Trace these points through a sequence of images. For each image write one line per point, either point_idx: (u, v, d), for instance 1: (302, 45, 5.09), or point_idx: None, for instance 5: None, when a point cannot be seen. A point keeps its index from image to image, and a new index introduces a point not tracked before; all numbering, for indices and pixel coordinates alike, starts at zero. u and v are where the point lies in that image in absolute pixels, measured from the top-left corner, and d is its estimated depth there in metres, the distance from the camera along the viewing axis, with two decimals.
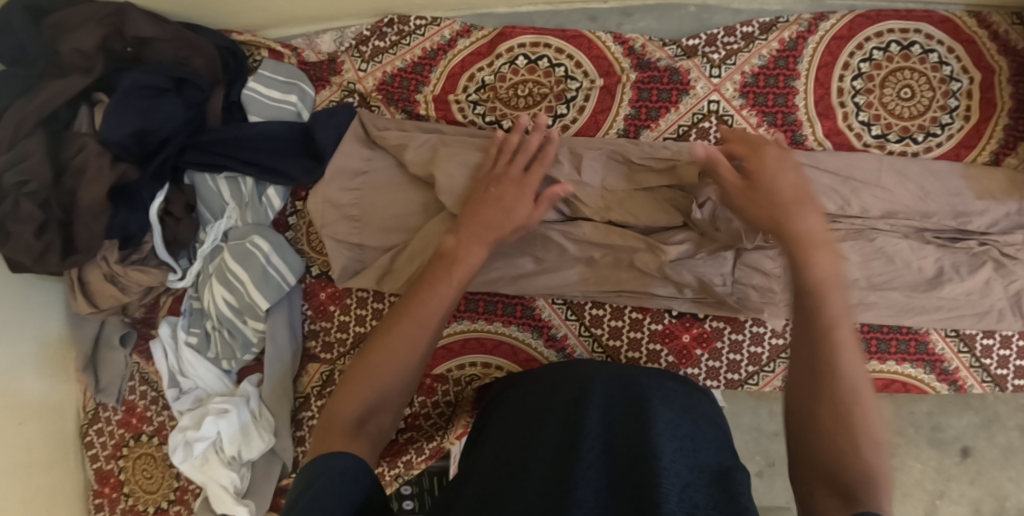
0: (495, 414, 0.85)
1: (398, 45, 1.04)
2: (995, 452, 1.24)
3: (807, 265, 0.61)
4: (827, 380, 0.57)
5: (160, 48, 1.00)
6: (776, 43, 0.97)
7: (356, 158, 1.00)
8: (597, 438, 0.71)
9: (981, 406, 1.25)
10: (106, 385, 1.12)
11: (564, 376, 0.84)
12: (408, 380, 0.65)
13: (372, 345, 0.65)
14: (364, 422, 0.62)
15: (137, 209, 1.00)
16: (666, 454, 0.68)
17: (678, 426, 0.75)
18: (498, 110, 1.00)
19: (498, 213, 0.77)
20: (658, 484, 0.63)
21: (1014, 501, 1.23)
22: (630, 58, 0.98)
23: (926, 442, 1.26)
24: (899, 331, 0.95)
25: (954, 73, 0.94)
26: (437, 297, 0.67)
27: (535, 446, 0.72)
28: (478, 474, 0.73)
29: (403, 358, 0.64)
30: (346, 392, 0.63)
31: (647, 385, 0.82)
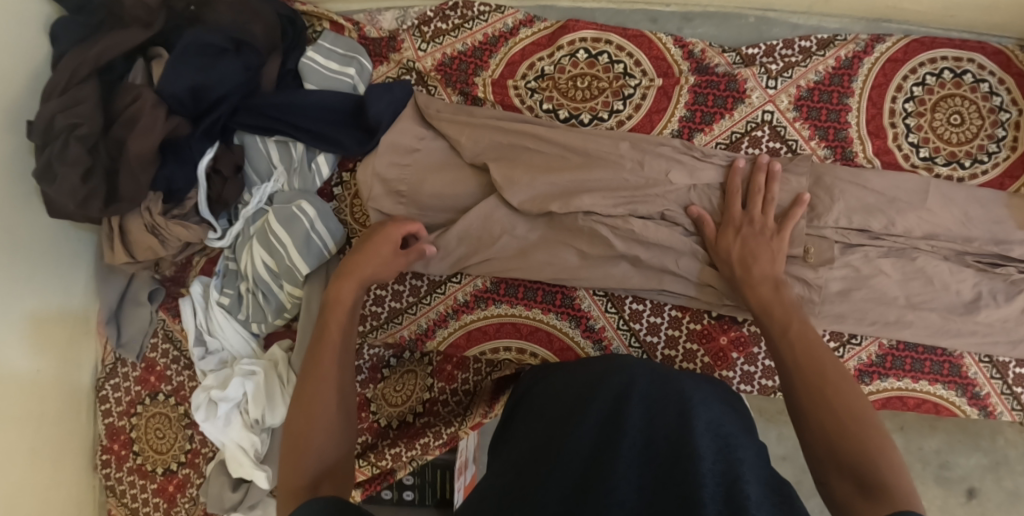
0: (533, 400, 0.84)
1: (460, 28, 1.05)
2: (1001, 496, 1.24)
3: (771, 303, 0.83)
4: (820, 380, 0.72)
5: (220, 10, 1.01)
6: (833, 60, 0.99)
7: (410, 136, 1.00)
8: (638, 436, 0.70)
9: (991, 449, 1.26)
10: (129, 339, 1.10)
11: (607, 367, 0.82)
12: (335, 430, 0.72)
13: (293, 416, 0.72)
14: (316, 484, 0.67)
15: (185, 164, 0.99)
16: (708, 455, 0.66)
17: (722, 427, 0.73)
18: (555, 99, 1.01)
19: (375, 266, 0.86)
20: (696, 485, 0.62)
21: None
22: (689, 62, 1.00)
23: (933, 480, 1.27)
24: (933, 352, 0.96)
25: (1004, 103, 0.97)
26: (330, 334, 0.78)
27: (578, 433, 0.72)
28: (521, 455, 0.73)
29: (320, 427, 0.71)
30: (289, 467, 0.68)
31: (691, 384, 0.79)
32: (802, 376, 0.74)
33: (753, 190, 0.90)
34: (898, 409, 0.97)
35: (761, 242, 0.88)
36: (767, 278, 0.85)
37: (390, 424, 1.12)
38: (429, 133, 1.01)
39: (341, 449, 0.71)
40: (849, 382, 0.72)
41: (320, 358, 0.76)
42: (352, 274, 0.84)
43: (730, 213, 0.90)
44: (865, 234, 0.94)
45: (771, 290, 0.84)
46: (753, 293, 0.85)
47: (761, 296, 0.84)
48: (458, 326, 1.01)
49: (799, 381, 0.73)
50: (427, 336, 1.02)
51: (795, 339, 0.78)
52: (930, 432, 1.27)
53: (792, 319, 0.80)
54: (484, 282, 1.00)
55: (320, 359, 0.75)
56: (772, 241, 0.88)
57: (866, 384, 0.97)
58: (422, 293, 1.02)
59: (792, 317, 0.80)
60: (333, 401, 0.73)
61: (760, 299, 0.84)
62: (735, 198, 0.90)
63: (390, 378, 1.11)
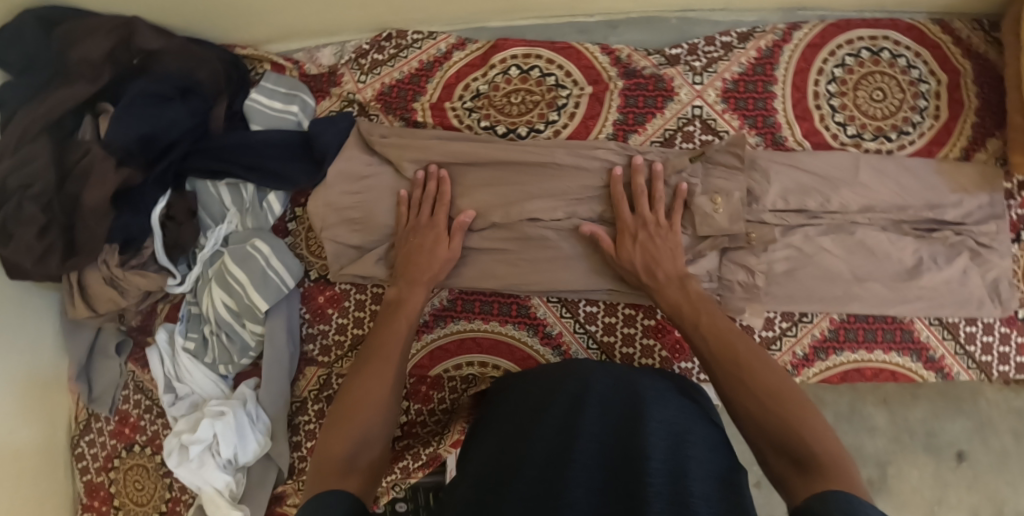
0: (496, 411, 0.82)
1: (395, 58, 1.07)
2: (990, 456, 1.31)
3: (690, 293, 0.87)
4: (737, 361, 0.75)
5: (166, 62, 1.03)
6: (754, 52, 1.02)
7: (359, 163, 1.02)
8: (591, 441, 0.69)
9: (974, 411, 1.33)
10: (100, 395, 1.10)
11: (561, 373, 0.81)
12: (379, 416, 0.76)
13: (348, 396, 0.78)
14: (353, 461, 0.70)
15: (139, 213, 1.00)
16: (658, 454, 0.66)
17: (677, 427, 0.72)
18: (492, 116, 1.03)
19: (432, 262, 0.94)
20: (645, 486, 0.62)
21: (1012, 506, 1.30)
22: (617, 67, 1.02)
23: (922, 448, 1.33)
24: (884, 321, 0.99)
25: (922, 75, 1.02)
26: (390, 341, 0.85)
27: (535, 439, 0.70)
28: (480, 468, 0.70)
29: (365, 408, 0.76)
30: (330, 439, 0.72)
31: (644, 385, 0.79)
32: (719, 363, 0.76)
33: (635, 193, 0.94)
34: (858, 381, 0.98)
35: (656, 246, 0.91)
36: (671, 279, 0.88)
37: None
38: (375, 159, 1.03)
39: (381, 438, 0.75)
40: (766, 363, 0.74)
41: (382, 351, 0.83)
42: (417, 281, 0.93)
43: (622, 221, 0.93)
44: (804, 214, 0.97)
45: (680, 291, 0.87)
46: (663, 297, 0.88)
47: (671, 299, 0.87)
48: (420, 346, 1.02)
49: (721, 372, 0.75)
50: None
51: (713, 332, 0.80)
52: (913, 402, 1.35)
53: (707, 307, 0.84)
54: (442, 300, 1.01)
55: (380, 355, 0.82)
56: (667, 238, 0.91)
57: (823, 361, 0.98)
58: None
59: (701, 315, 0.83)
60: (383, 389, 0.78)
61: (671, 301, 0.87)
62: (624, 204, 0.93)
63: None
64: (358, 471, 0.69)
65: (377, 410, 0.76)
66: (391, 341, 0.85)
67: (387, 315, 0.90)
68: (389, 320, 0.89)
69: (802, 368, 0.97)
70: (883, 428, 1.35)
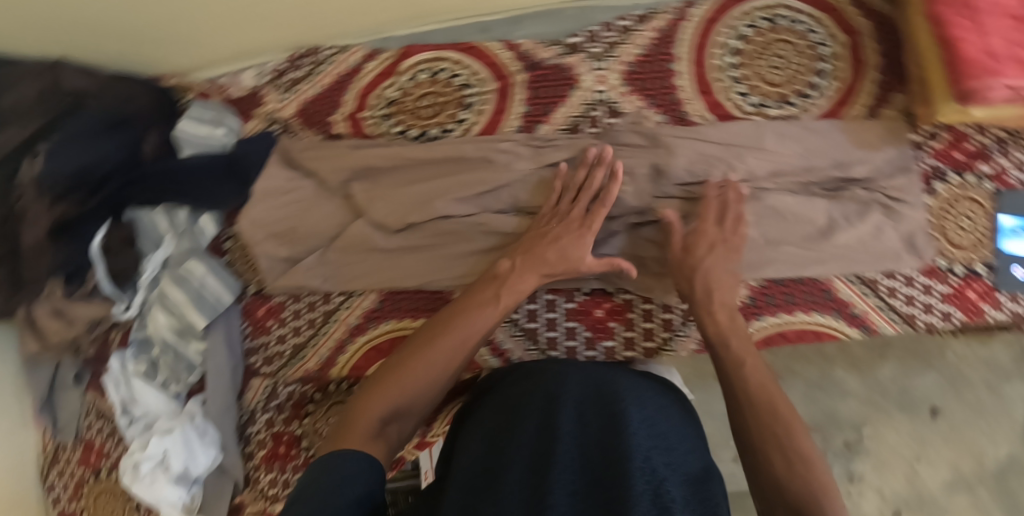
0: (479, 406, 0.84)
1: (312, 74, 1.11)
2: (964, 409, 1.35)
3: (730, 317, 0.88)
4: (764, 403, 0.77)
5: (100, 99, 1.07)
6: (652, 32, 1.04)
7: (281, 178, 1.07)
8: (570, 442, 0.71)
9: (944, 367, 1.36)
10: (64, 424, 1.15)
11: (538, 371, 0.83)
12: (428, 384, 0.80)
13: (405, 357, 0.81)
14: (384, 423, 0.75)
15: (79, 244, 1.04)
16: (639, 453, 0.70)
17: (657, 429, 0.75)
18: (405, 121, 1.06)
19: (544, 250, 0.91)
20: (627, 486, 0.65)
21: (990, 457, 1.33)
22: (520, 61, 1.05)
23: (896, 407, 1.36)
24: (802, 283, 1.00)
25: (822, 39, 1.04)
26: (465, 312, 0.86)
27: (518, 445, 0.73)
28: (466, 467, 0.73)
29: (418, 374, 0.79)
30: (370, 396, 0.77)
31: (623, 383, 0.81)
32: (749, 399, 0.78)
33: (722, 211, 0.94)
34: (781, 343, 1.00)
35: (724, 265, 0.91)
36: (724, 305, 0.88)
37: None
38: (299, 173, 1.08)
39: (422, 404, 0.79)
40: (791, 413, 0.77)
41: (453, 323, 0.84)
42: (530, 263, 0.91)
43: (703, 230, 0.93)
44: (711, 186, 0.98)
45: (728, 317, 0.88)
46: (710, 318, 0.88)
47: (720, 324, 0.87)
48: (356, 349, 1.06)
49: (754, 417, 0.76)
50: (331, 364, 1.07)
51: (751, 373, 0.80)
52: (884, 362, 1.36)
53: (747, 335, 0.85)
54: (371, 302, 1.05)
55: (454, 327, 0.84)
56: (705, 258, 0.91)
57: (745, 327, 0.99)
58: (318, 324, 1.07)
59: (748, 345, 0.84)
60: (443, 360, 0.81)
61: (718, 325, 0.87)
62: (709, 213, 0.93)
63: (317, 412, 1.11)
64: (386, 434, 0.75)
65: (430, 378, 0.80)
66: (467, 316, 0.85)
67: (473, 286, 0.90)
68: (471, 292, 0.89)
69: None
70: (856, 392, 1.36)
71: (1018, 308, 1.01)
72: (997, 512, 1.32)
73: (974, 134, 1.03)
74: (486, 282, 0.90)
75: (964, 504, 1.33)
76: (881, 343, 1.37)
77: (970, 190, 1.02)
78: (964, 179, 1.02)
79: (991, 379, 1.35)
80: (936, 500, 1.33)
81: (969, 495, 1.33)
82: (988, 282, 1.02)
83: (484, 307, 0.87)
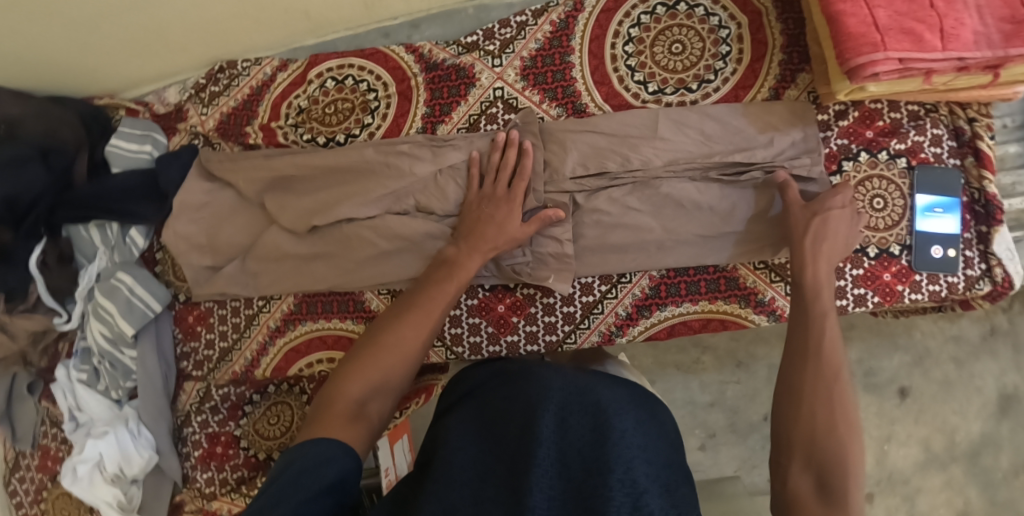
0: (460, 400, 0.80)
1: (230, 87, 1.15)
2: (933, 388, 1.29)
3: (807, 271, 0.85)
4: (820, 360, 0.78)
5: (29, 125, 1.13)
6: (548, 26, 1.04)
7: (197, 192, 1.10)
8: (552, 448, 0.68)
9: (910, 345, 1.30)
10: (22, 434, 1.22)
11: (521, 371, 0.78)
12: (402, 367, 0.81)
13: (381, 340, 0.82)
14: (362, 405, 0.77)
15: (14, 266, 1.10)
16: (621, 466, 0.67)
17: (640, 439, 0.72)
18: (313, 128, 1.09)
19: (495, 235, 0.92)
20: (604, 499, 0.64)
21: (963, 434, 1.27)
22: (420, 63, 1.07)
23: (861, 388, 1.30)
24: (706, 271, 0.99)
25: (722, 21, 1.01)
26: (438, 296, 0.87)
27: (499, 451, 0.70)
28: (446, 460, 0.70)
29: (394, 357, 0.80)
30: (351, 378, 0.78)
31: (606, 392, 0.75)
32: (801, 354, 0.79)
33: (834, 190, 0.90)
34: (685, 333, 1.00)
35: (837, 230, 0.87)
36: (823, 257, 0.86)
37: (270, 456, 1.14)
38: (217, 184, 1.11)
39: (398, 386, 0.81)
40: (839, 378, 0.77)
41: (424, 308, 0.85)
42: (479, 247, 0.92)
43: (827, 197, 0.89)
44: (605, 177, 0.97)
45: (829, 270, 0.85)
46: (812, 270, 0.85)
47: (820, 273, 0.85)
48: (276, 351, 1.09)
49: (808, 365, 0.78)
50: (254, 366, 1.11)
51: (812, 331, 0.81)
52: (847, 344, 1.31)
53: (823, 292, 0.83)
54: (289, 305, 1.09)
55: (426, 310, 0.85)
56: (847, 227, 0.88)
57: (647, 318, 0.99)
58: (242, 328, 1.11)
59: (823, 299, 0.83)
60: (416, 344, 0.82)
61: (818, 276, 0.84)
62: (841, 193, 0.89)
63: (255, 414, 1.16)
64: (365, 417, 0.76)
65: (404, 361, 0.81)
66: (439, 299, 0.87)
67: (442, 269, 0.91)
68: (444, 273, 0.90)
69: (627, 328, 1.00)
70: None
71: (936, 287, 0.98)
72: (972, 492, 1.26)
73: (887, 111, 1.00)
74: (454, 265, 0.91)
75: (937, 483, 1.27)
76: (844, 325, 1.30)
77: (883, 169, 0.99)
78: (875, 158, 0.99)
79: (958, 355, 1.28)
80: (908, 481, 1.28)
81: (943, 474, 1.27)
82: (905, 262, 0.99)
83: (453, 290, 0.88)
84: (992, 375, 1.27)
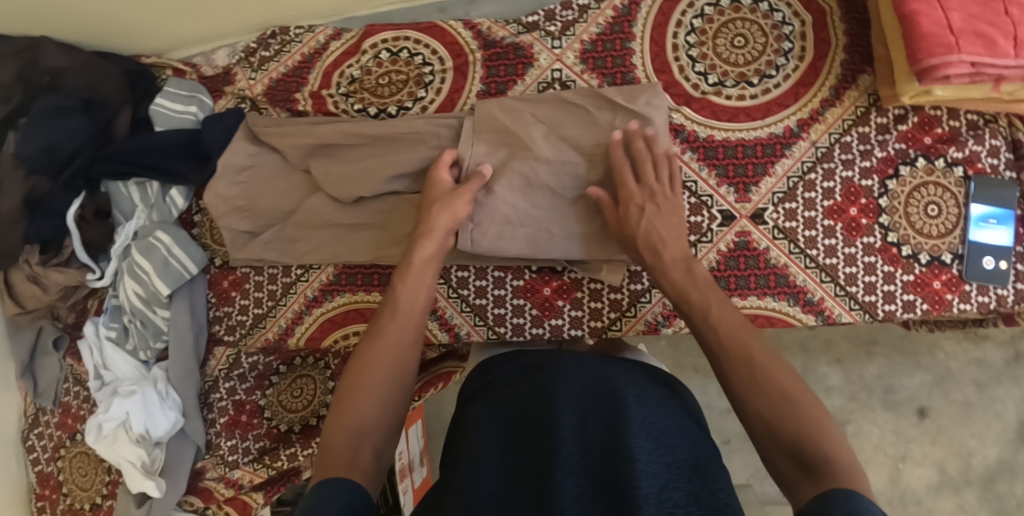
0: (474, 404, 0.79)
1: (281, 53, 1.14)
2: (953, 409, 1.27)
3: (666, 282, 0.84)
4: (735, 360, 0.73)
5: (74, 77, 1.12)
6: (610, 11, 1.03)
7: (242, 154, 1.08)
8: (574, 444, 0.65)
9: (933, 365, 1.29)
10: (44, 389, 1.21)
11: (534, 371, 0.77)
12: (380, 402, 0.76)
13: (346, 387, 0.77)
14: (354, 452, 0.70)
15: (51, 216, 1.09)
16: (644, 454, 0.62)
17: (658, 426, 0.69)
18: (365, 99, 1.08)
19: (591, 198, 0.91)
20: (632, 489, 0.58)
21: (979, 458, 1.26)
22: (478, 40, 1.06)
23: (880, 405, 1.30)
24: (757, 267, 0.99)
25: (786, 18, 1.01)
26: (393, 311, 0.84)
27: (521, 452, 0.66)
28: (466, 463, 0.68)
29: (365, 394, 0.76)
30: (332, 435, 0.72)
31: (621, 378, 0.75)
32: (728, 360, 0.74)
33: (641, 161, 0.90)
34: None
35: (662, 220, 0.88)
36: (676, 260, 0.85)
37: (292, 429, 1.13)
38: (263, 148, 1.10)
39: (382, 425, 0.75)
40: (774, 362, 0.72)
41: (376, 336, 0.82)
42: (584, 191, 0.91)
43: (625, 191, 0.89)
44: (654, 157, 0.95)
45: (684, 273, 0.84)
46: (667, 280, 0.85)
47: (675, 282, 0.84)
48: (312, 320, 1.07)
49: (732, 369, 0.73)
50: (288, 334, 1.09)
51: (722, 325, 0.77)
52: (868, 359, 1.30)
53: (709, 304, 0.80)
54: (328, 276, 1.07)
55: (380, 336, 0.81)
56: (667, 215, 0.88)
57: None
58: (278, 296, 1.09)
59: (710, 302, 0.80)
60: (384, 374, 0.78)
61: (675, 283, 0.84)
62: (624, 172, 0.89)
63: (280, 385, 1.14)
64: (358, 463, 0.69)
65: (380, 396, 0.76)
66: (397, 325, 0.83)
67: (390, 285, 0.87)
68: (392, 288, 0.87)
69: (673, 318, 0.97)
70: (839, 388, 1.31)
71: (985, 298, 0.96)
72: None
73: (946, 118, 0.99)
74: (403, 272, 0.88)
75: (950, 506, 1.26)
76: (867, 338, 1.30)
77: (939, 176, 0.98)
78: (932, 164, 0.98)
79: (981, 378, 1.27)
80: (920, 502, 1.27)
81: (956, 497, 1.26)
82: (956, 272, 0.97)
83: (412, 298, 0.86)
84: (1014, 401, 1.26)
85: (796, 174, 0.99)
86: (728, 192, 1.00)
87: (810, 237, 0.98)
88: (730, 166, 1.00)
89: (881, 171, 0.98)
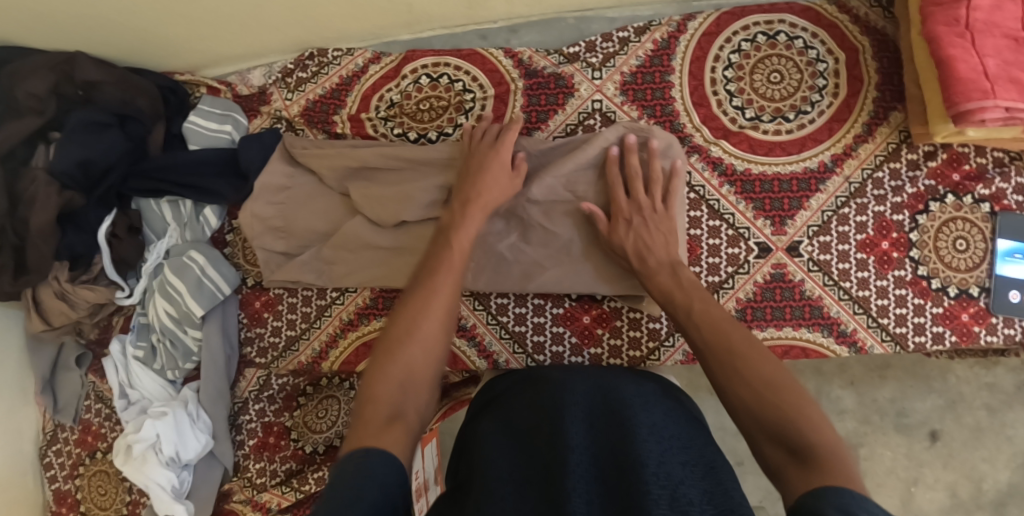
0: (482, 415, 0.79)
1: (318, 75, 1.15)
2: (964, 433, 1.30)
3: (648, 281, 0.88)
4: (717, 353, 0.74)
5: (109, 91, 1.10)
6: (650, 44, 1.06)
7: (280, 175, 1.09)
8: (583, 452, 0.66)
9: (944, 388, 1.31)
10: (64, 405, 1.19)
11: (539, 383, 0.78)
12: (428, 356, 0.75)
13: (393, 333, 0.77)
14: (398, 409, 0.70)
15: (83, 231, 1.09)
16: (652, 459, 0.64)
17: (666, 430, 0.71)
18: (405, 123, 1.09)
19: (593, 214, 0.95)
20: (643, 493, 0.60)
21: (990, 482, 1.28)
22: (519, 69, 1.07)
23: (892, 428, 1.32)
24: (793, 299, 1.01)
25: (820, 55, 1.03)
26: (448, 263, 0.84)
27: (529, 459, 0.67)
28: (478, 472, 0.68)
29: (411, 345, 0.75)
30: (374, 382, 0.72)
31: (626, 387, 0.77)
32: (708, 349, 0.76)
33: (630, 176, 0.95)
34: None
35: (650, 232, 0.91)
36: (662, 265, 0.88)
37: (317, 450, 1.11)
38: (299, 169, 1.10)
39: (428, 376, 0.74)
40: (763, 353, 0.73)
41: (428, 291, 0.80)
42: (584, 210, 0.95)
43: (616, 205, 0.93)
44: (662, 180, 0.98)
45: (669, 277, 0.87)
46: (653, 283, 0.88)
47: (662, 284, 0.86)
48: (347, 344, 1.07)
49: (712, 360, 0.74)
50: (322, 357, 1.08)
51: (702, 320, 0.79)
52: (881, 382, 1.32)
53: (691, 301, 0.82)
54: (364, 299, 1.07)
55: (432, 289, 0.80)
56: (660, 224, 0.92)
57: None
58: (312, 318, 1.09)
59: (692, 298, 0.83)
60: (436, 326, 0.77)
61: (662, 286, 0.86)
62: (617, 188, 0.94)
63: (307, 406, 1.13)
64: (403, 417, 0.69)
65: (427, 351, 0.75)
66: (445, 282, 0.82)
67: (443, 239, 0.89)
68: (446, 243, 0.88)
69: None
70: (852, 411, 1.33)
71: (1011, 330, 0.98)
72: None
73: (973, 155, 1.01)
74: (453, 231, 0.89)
75: None
76: (881, 363, 1.33)
77: (967, 212, 1.00)
78: (961, 201, 1.01)
79: (992, 402, 1.29)
80: None
81: None
82: (983, 304, 0.99)
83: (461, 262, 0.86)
84: None
85: (829, 209, 1.02)
86: (765, 224, 1.02)
87: (844, 269, 1.01)
88: (767, 200, 1.02)
89: (911, 206, 1.01)
